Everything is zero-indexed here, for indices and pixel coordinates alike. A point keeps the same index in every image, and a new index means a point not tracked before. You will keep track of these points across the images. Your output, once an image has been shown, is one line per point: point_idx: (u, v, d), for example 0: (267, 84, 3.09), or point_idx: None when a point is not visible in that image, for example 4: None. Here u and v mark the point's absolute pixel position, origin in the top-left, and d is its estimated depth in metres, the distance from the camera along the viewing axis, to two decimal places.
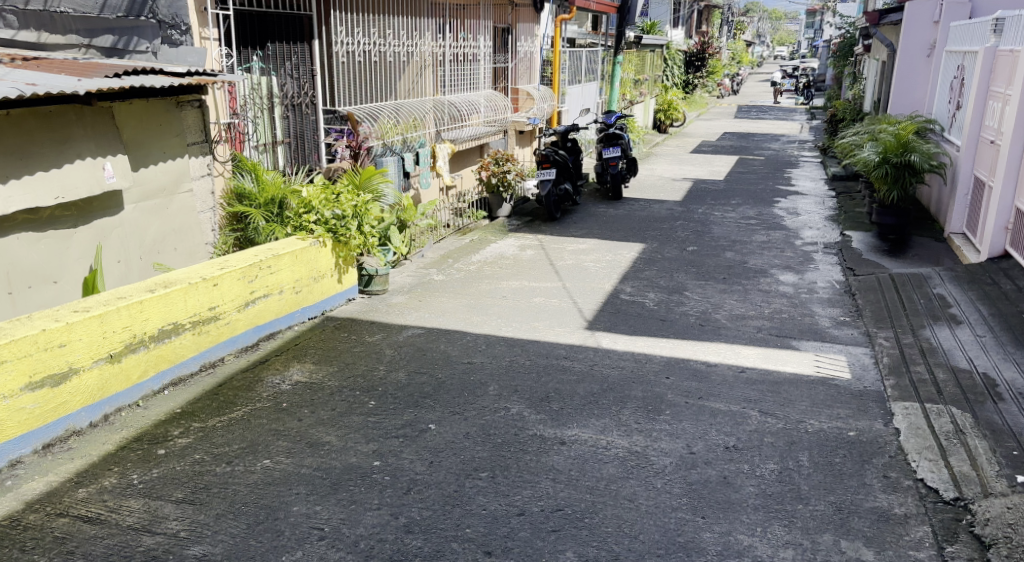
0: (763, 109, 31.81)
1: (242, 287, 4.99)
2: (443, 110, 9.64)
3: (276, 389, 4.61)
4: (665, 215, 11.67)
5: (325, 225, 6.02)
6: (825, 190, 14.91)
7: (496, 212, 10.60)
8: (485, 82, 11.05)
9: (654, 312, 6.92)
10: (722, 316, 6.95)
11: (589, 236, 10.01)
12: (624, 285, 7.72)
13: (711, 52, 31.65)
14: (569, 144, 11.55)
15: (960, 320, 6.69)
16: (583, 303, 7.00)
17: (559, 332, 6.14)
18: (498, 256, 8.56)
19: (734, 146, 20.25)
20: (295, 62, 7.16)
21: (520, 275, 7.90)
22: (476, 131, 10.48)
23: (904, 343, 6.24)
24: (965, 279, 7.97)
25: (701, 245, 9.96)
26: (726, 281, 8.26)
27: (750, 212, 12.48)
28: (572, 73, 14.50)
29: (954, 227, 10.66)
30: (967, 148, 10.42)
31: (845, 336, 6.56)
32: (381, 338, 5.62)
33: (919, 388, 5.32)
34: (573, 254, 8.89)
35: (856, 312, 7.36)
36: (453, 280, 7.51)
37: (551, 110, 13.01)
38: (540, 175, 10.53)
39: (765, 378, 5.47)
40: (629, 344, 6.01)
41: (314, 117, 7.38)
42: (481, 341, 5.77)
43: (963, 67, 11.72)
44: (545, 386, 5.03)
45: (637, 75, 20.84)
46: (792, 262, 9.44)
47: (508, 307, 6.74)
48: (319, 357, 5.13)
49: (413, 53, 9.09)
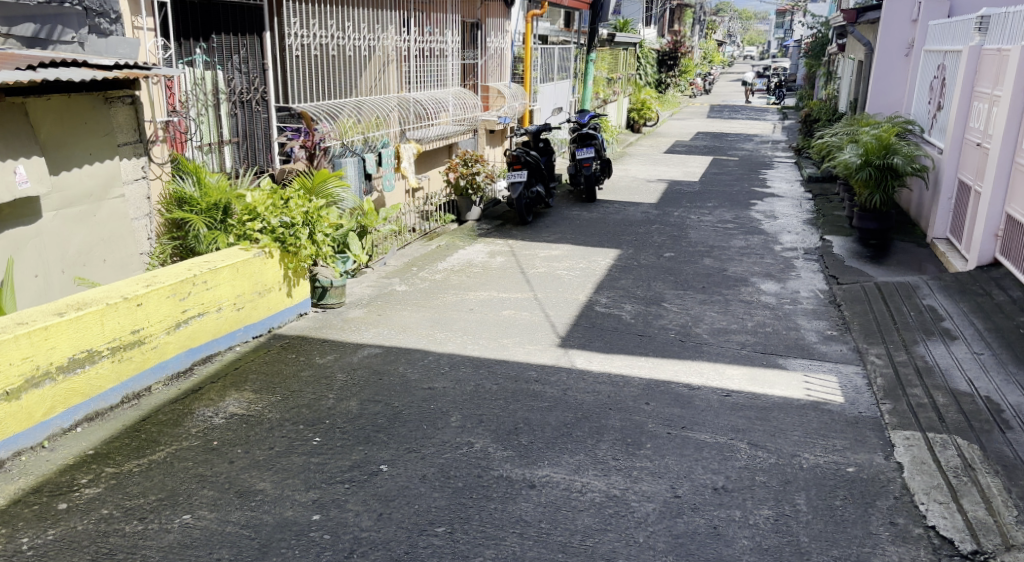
0: (736, 109, 31.55)
1: (171, 306, 4.49)
2: (409, 108, 9.11)
3: (207, 425, 4.11)
4: (641, 219, 11.23)
5: (271, 233, 5.47)
6: (801, 192, 14.58)
7: (465, 215, 10.02)
8: (454, 79, 10.55)
9: (632, 327, 6.47)
10: (704, 331, 6.50)
11: (562, 241, 9.53)
12: (599, 295, 7.26)
13: (684, 51, 31.36)
14: (542, 145, 11.05)
15: (956, 336, 6.30)
16: (555, 317, 6.53)
17: (530, 350, 5.66)
18: (466, 263, 8.06)
19: (708, 146, 19.90)
20: (244, 55, 6.62)
21: (489, 284, 7.41)
22: (444, 130, 9.99)
23: (898, 362, 5.83)
24: (955, 289, 7.61)
25: (678, 250, 9.52)
26: (705, 291, 7.83)
27: (727, 215, 12.08)
28: (544, 71, 14.00)
29: (938, 233, 10.32)
30: (951, 149, 10.09)
31: (834, 353, 6.14)
32: (332, 360, 5.10)
33: (920, 414, 4.90)
34: (545, 261, 8.41)
35: (844, 325, 6.95)
36: (415, 290, 7.00)
37: (523, 109, 12.54)
38: (511, 177, 10.08)
39: (752, 403, 5.02)
40: (606, 364, 5.54)
41: (265, 114, 6.88)
42: (445, 362, 5.27)
43: (944, 67, 11.42)
44: (514, 415, 4.53)
45: (611, 74, 20.42)
46: (773, 270, 9.03)
47: (475, 321, 6.24)
48: (261, 385, 4.61)
49: (376, 48, 8.55)
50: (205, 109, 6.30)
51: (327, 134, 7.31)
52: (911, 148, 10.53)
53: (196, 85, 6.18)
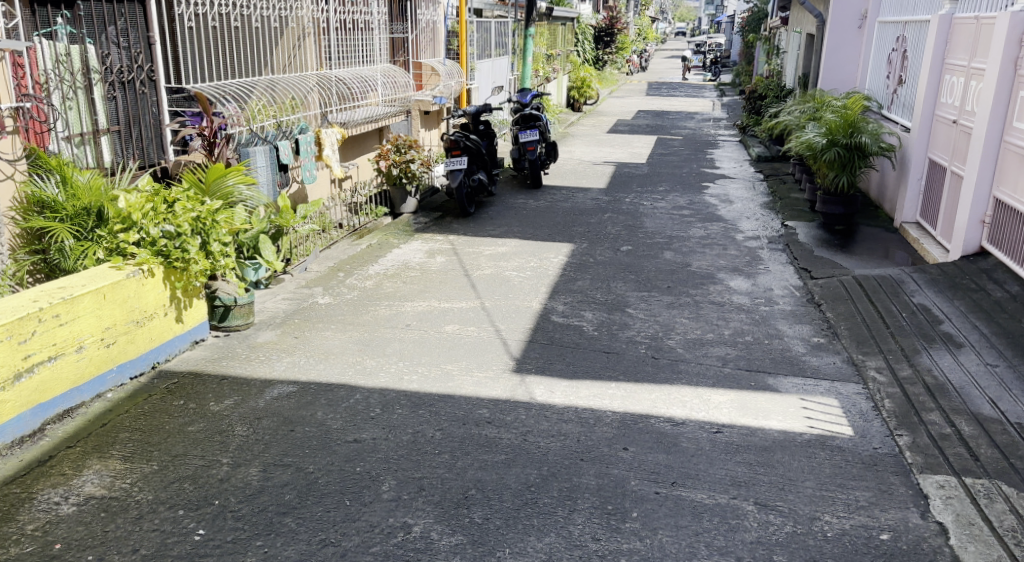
0: (675, 85, 30.86)
1: (6, 353, 3.46)
2: (331, 88, 8.10)
3: (50, 517, 3.11)
4: (591, 207, 10.34)
5: (151, 245, 4.40)
6: (751, 172, 13.88)
7: (399, 209, 9.00)
8: (382, 55, 9.54)
9: (596, 342, 5.58)
10: (677, 344, 5.66)
11: (508, 235, 8.57)
12: (554, 303, 6.39)
13: (620, 27, 30.55)
14: (483, 127, 10.05)
15: (960, 342, 5.57)
16: (508, 333, 5.60)
17: (479, 380, 4.72)
18: (402, 266, 7.05)
19: (651, 125, 19.10)
20: (122, 25, 5.52)
21: (429, 292, 6.43)
22: (373, 112, 8.93)
23: (903, 378, 5.06)
24: (944, 283, 6.92)
25: (635, 243, 8.66)
26: (671, 291, 6.98)
27: (681, 200, 11.27)
28: (481, 46, 12.95)
29: (907, 217, 9.67)
30: (921, 128, 9.42)
31: (828, 368, 5.34)
32: (231, 406, 4.07)
33: (946, 451, 4.12)
34: (490, 261, 7.47)
35: (831, 329, 6.16)
36: (340, 302, 5.97)
37: (460, 87, 11.54)
38: (449, 164, 9.09)
39: (749, 441, 4.17)
40: (572, 395, 4.63)
41: (155, 97, 5.86)
42: (375, 402, 4.26)
43: (904, 38, 10.78)
44: (462, 476, 3.58)
45: (549, 50, 19.43)
46: (740, 262, 8.24)
47: (413, 341, 5.27)
48: (134, 449, 3.58)
49: (289, 19, 7.59)
50: (72, 91, 5.14)
51: (231, 118, 6.38)
52: (876, 127, 9.85)
53: (59, 62, 5.03)
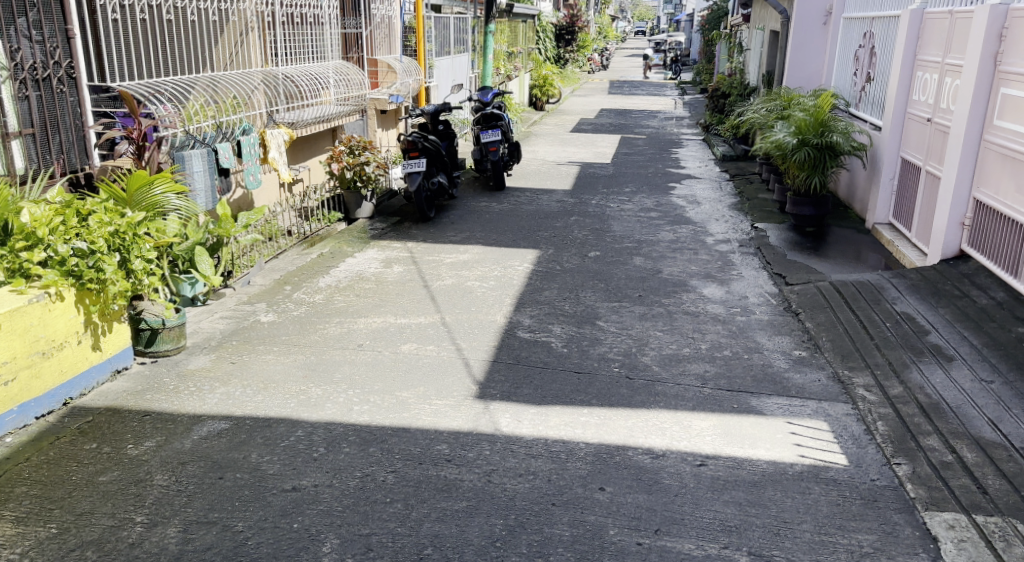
0: (637, 83, 30.60)
1: None
2: (277, 86, 7.57)
3: None
4: (557, 210, 9.92)
5: (60, 265, 3.88)
6: (717, 171, 13.56)
7: (354, 214, 8.43)
8: (334, 51, 9.05)
9: (566, 361, 5.16)
10: (652, 361, 5.26)
11: (470, 241, 8.12)
12: (520, 317, 5.95)
13: (581, 25, 30.20)
14: (443, 127, 9.57)
15: (951, 355, 5.22)
16: (470, 353, 5.15)
17: (438, 409, 4.26)
18: (355, 277, 6.55)
19: (615, 124, 18.75)
20: (34, 16, 4.98)
21: (385, 306, 5.95)
22: (326, 111, 8.42)
23: (894, 397, 4.70)
24: (926, 290, 6.59)
25: (604, 248, 8.25)
26: (643, 301, 6.58)
27: (648, 202, 10.90)
28: (440, 43, 12.47)
29: (879, 218, 9.39)
30: (893, 125, 9.13)
31: (813, 386, 4.96)
32: (151, 450, 3.60)
33: (951, 483, 3.76)
34: (451, 270, 7.01)
35: (813, 341, 5.80)
36: (285, 319, 5.46)
37: (418, 85, 11.04)
38: (407, 167, 8.60)
39: (736, 476, 3.77)
40: (542, 424, 4.20)
41: (75, 96, 5.33)
42: (319, 439, 3.79)
43: (871, 34, 10.52)
44: (416, 532, 3.14)
45: (510, 47, 18.97)
46: (712, 268, 7.86)
47: (365, 364, 4.78)
48: (32, 509, 3.16)
49: (230, 13, 7.10)
50: None
51: (171, 117, 5.92)
52: (846, 126, 9.56)
53: None
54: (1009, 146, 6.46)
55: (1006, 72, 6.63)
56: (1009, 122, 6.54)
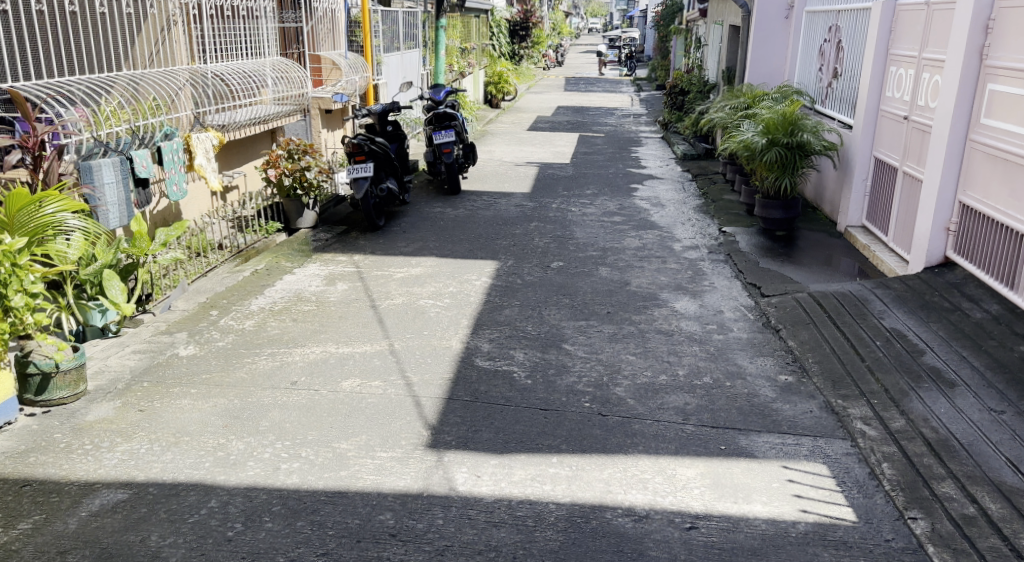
0: (591, 81, 30.17)
1: None
2: (205, 85, 6.91)
3: None
4: (515, 215, 9.34)
5: None
6: (679, 171, 13.10)
7: (295, 223, 7.76)
8: (272, 47, 8.38)
9: (530, 395, 4.57)
10: (627, 393, 4.68)
11: (422, 252, 7.49)
12: (477, 341, 5.36)
13: (535, 21, 29.64)
14: (391, 128, 8.89)
15: (952, 378, 4.75)
16: (422, 388, 4.54)
17: (383, 464, 3.65)
18: (294, 297, 5.90)
19: (572, 122, 18.21)
20: None
21: (326, 331, 5.32)
22: (264, 112, 7.75)
23: (898, 432, 4.21)
24: (913, 302, 6.13)
25: (566, 258, 7.68)
26: (611, 319, 6.02)
27: (611, 205, 10.37)
28: (388, 39, 11.79)
29: (852, 220, 8.95)
30: (865, 124, 8.68)
31: (806, 419, 4.44)
32: (24, 534, 3.08)
33: (978, 544, 3.29)
34: (402, 287, 6.40)
35: (799, 363, 5.29)
36: (209, 354, 4.82)
37: (365, 83, 10.36)
38: (353, 172, 7.93)
39: (732, 544, 3.25)
40: (505, 479, 3.61)
41: None
42: (236, 513, 3.23)
43: (837, 28, 10.09)
44: None
45: (463, 43, 18.34)
46: (682, 278, 7.33)
47: (298, 407, 4.17)
48: None
49: (149, 5, 6.47)
50: None
51: (83, 117, 5.43)
52: (815, 124, 9.11)
53: None
54: (998, 146, 6.01)
55: (992, 67, 6.18)
56: (997, 121, 6.10)
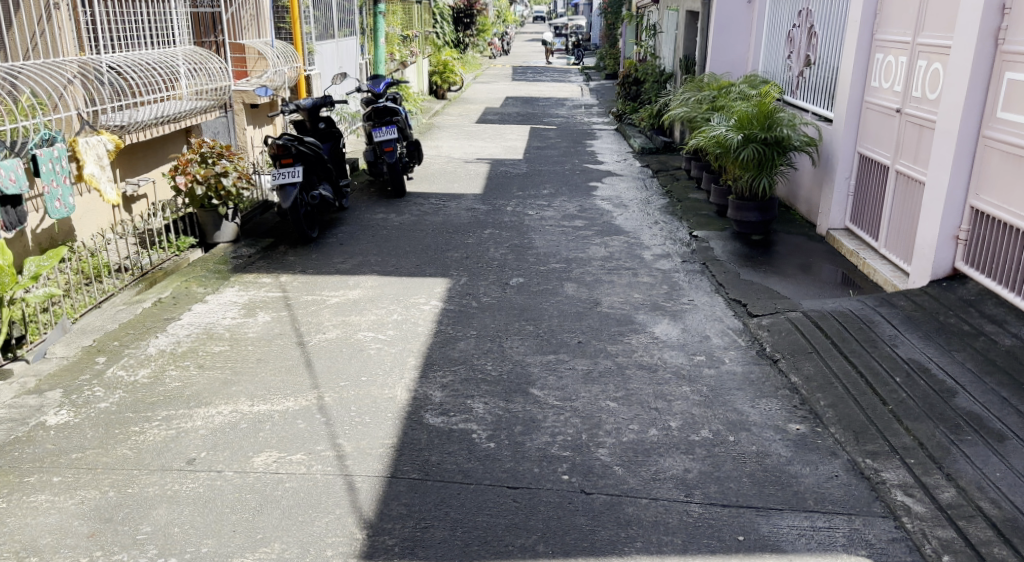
0: (539, 70, 29.26)
1: None
2: (97, 79, 5.81)
3: None
4: (467, 221, 8.40)
5: None
6: (638, 166, 12.26)
7: (211, 237, 6.70)
8: (183, 33, 7.25)
9: (494, 465, 3.65)
10: (612, 458, 3.80)
11: (361, 269, 6.50)
12: (423, 387, 4.44)
13: (480, 8, 28.61)
14: (323, 125, 7.87)
15: (999, 427, 3.98)
16: (358, 462, 3.60)
17: None
18: (205, 334, 4.91)
19: (522, 113, 17.28)
20: None
21: (239, 380, 4.35)
22: (176, 109, 6.63)
23: (951, 510, 3.41)
24: (927, 324, 5.36)
25: (526, 272, 6.77)
26: (582, 351, 5.13)
27: (570, 207, 9.47)
28: (321, 25, 10.71)
29: (835, 222, 8.16)
30: (847, 117, 7.90)
31: (835, 489, 3.62)
32: None
33: None
34: (336, 314, 5.44)
35: (809, 406, 4.46)
36: (87, 421, 3.83)
37: (295, 73, 9.28)
38: (279, 177, 6.90)
39: None
40: None
41: None
42: None
43: (808, 12, 9.30)
44: None
45: (406, 31, 17.26)
46: (658, 294, 6.47)
47: (192, 502, 3.24)
48: None
49: None
50: None
51: None
52: (792, 117, 8.27)
53: None
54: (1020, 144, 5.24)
55: (1010, 53, 5.39)
56: (1016, 115, 5.32)
